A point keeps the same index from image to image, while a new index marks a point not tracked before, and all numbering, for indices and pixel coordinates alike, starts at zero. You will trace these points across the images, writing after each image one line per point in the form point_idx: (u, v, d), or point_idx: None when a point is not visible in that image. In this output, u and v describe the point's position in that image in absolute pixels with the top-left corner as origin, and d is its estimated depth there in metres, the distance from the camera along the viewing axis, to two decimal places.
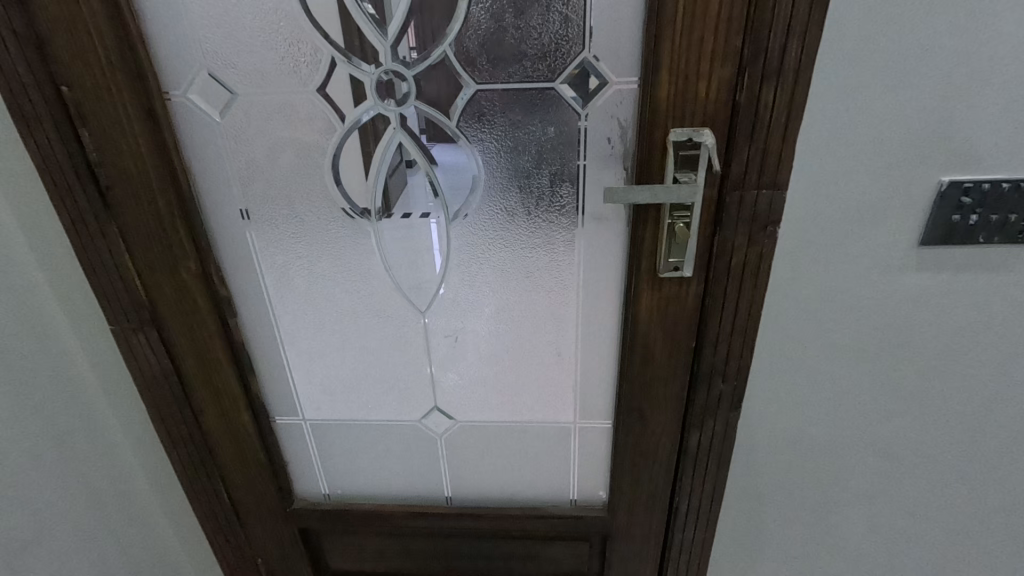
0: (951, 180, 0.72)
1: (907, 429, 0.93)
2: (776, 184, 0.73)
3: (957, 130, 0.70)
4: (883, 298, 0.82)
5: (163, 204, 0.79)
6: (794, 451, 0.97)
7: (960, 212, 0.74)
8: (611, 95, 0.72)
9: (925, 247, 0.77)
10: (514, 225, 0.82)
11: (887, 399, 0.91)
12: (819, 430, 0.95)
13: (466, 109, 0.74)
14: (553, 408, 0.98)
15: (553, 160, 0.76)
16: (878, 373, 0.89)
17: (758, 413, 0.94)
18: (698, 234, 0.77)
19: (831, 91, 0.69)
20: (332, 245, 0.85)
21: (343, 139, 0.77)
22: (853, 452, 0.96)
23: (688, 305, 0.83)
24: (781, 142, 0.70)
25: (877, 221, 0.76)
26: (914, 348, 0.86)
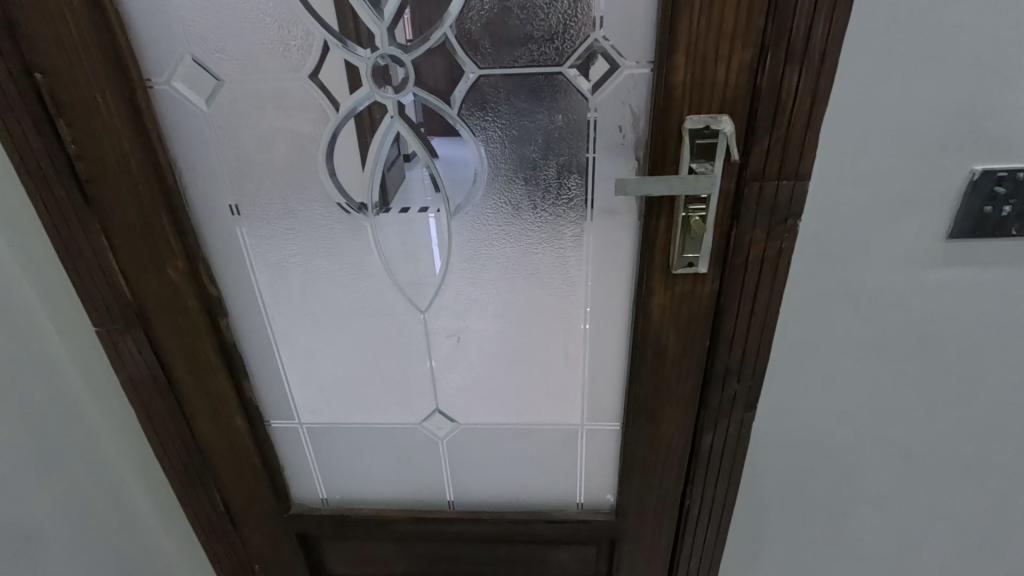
0: (985, 170, 0.68)
1: (927, 429, 0.90)
2: (798, 174, 0.69)
3: (993, 115, 0.65)
4: (907, 294, 0.78)
5: (148, 199, 0.75)
6: (810, 453, 0.94)
7: (993, 203, 0.70)
8: (623, 80, 0.68)
9: (954, 240, 0.73)
10: (519, 220, 0.78)
11: (907, 398, 0.87)
12: (836, 431, 0.91)
13: (468, 95, 0.69)
14: (560, 410, 0.95)
15: (560, 150, 0.72)
16: (900, 373, 0.85)
17: (773, 414, 0.90)
18: (714, 228, 0.73)
19: (859, 74, 0.64)
20: (327, 242, 0.80)
21: (337, 128, 0.72)
22: (870, 454, 0.93)
23: (703, 303, 0.79)
24: (805, 130, 0.66)
25: (903, 213, 0.72)
26: (938, 347, 0.82)
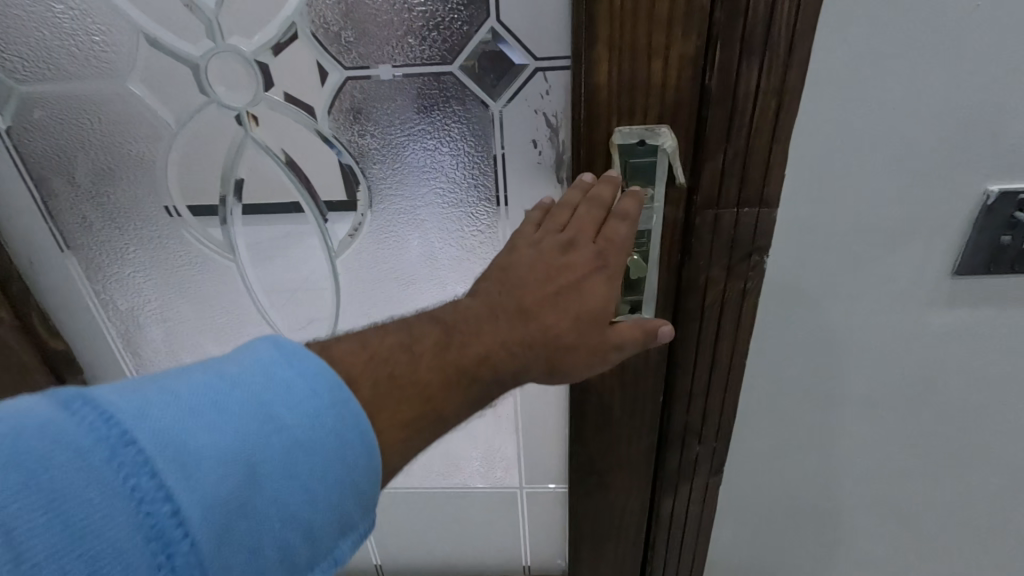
0: (1004, 191, 0.52)
1: (926, 491, 0.75)
2: (763, 199, 0.53)
3: (1014, 122, 0.50)
4: (903, 340, 0.63)
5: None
6: (789, 516, 0.80)
7: (1014, 233, 0.54)
8: (534, 81, 0.52)
9: (961, 276, 0.58)
10: (421, 258, 0.61)
11: (903, 457, 0.73)
12: (819, 493, 0.77)
13: (335, 104, 0.54)
14: (493, 469, 0.80)
15: (462, 170, 0.56)
16: (894, 428, 0.70)
17: (742, 474, 0.76)
18: (659, 266, 0.58)
19: (838, 70, 0.48)
20: (187, 286, 0.64)
21: (176, 147, 0.56)
22: (860, 519, 0.79)
23: (652, 354, 0.64)
24: (771, 143, 0.50)
25: (899, 245, 0.56)
26: (940, 399, 0.67)
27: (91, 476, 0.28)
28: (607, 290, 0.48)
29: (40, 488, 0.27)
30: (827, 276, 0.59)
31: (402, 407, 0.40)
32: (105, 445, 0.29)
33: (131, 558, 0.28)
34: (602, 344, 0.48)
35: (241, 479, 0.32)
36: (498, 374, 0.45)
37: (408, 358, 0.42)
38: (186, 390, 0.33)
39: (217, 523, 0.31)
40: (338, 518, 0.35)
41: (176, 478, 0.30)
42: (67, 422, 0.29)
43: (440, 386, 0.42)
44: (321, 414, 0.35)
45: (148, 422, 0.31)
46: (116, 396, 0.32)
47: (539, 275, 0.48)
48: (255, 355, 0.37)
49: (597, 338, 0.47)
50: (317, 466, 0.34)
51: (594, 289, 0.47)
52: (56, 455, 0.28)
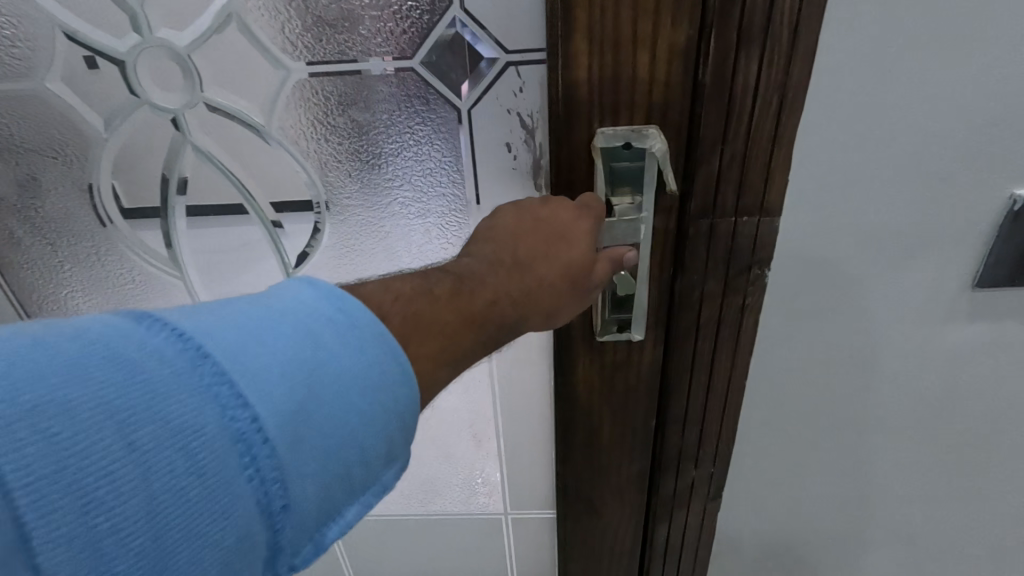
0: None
1: (961, 536, 0.66)
2: (764, 207, 0.48)
3: None
4: (925, 365, 0.56)
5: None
6: (802, 557, 0.71)
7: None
8: (505, 77, 0.46)
9: (986, 291, 0.52)
10: (389, 272, 0.55)
11: (934, 499, 0.64)
12: (836, 535, 0.68)
13: (285, 105, 0.48)
14: (476, 494, 0.75)
15: (428, 175, 0.50)
16: (920, 466, 0.62)
17: (749, 512, 0.68)
18: (650, 281, 0.52)
19: (851, 62, 0.42)
20: (131, 306, 0.58)
21: (108, 153, 0.51)
22: (884, 563, 0.70)
23: (643, 375, 0.59)
24: (773, 145, 0.45)
25: (916, 258, 0.50)
26: (972, 433, 0.60)
27: (176, 380, 0.25)
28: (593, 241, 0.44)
29: (131, 388, 0.24)
30: (838, 294, 0.52)
31: (426, 342, 0.36)
32: (185, 353, 0.26)
33: (219, 464, 0.25)
34: (580, 295, 0.44)
35: (311, 398, 0.29)
36: (498, 329, 0.40)
37: (425, 295, 0.37)
38: (249, 309, 0.30)
39: (294, 439, 0.28)
40: (391, 445, 0.32)
41: (255, 390, 0.27)
42: (143, 333, 0.26)
43: (461, 323, 0.38)
44: (371, 345, 0.31)
45: (217, 337, 0.28)
46: (185, 312, 0.29)
47: (526, 228, 0.43)
48: (303, 284, 0.32)
49: (577, 291, 0.44)
50: (374, 392, 0.31)
51: (578, 241, 0.43)
52: (140, 359, 0.25)
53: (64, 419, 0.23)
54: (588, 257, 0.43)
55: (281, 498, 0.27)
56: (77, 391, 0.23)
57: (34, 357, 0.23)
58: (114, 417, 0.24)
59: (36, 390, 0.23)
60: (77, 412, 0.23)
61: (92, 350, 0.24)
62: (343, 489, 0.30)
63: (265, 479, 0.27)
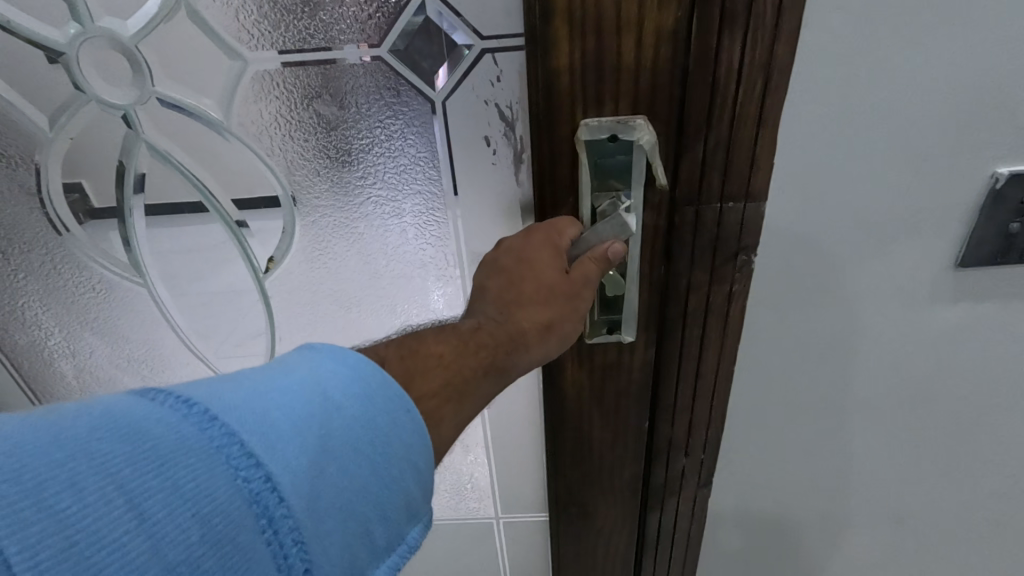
0: (1015, 174, 0.44)
1: (960, 523, 0.65)
2: (749, 193, 0.45)
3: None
4: (920, 356, 0.54)
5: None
6: (802, 550, 0.70)
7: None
8: (482, 66, 0.42)
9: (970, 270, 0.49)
10: (366, 277, 0.52)
11: (933, 490, 0.63)
12: (837, 528, 0.67)
13: (244, 103, 0.44)
14: (465, 499, 0.73)
15: (401, 172, 0.47)
16: (916, 457, 0.61)
17: (746, 508, 0.67)
18: (640, 281, 0.49)
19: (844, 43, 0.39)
20: (93, 314, 0.55)
21: (58, 154, 0.47)
22: (884, 554, 0.69)
23: (635, 377, 0.56)
24: (758, 131, 0.42)
25: (911, 249, 0.48)
26: (968, 421, 0.58)
27: (186, 445, 0.24)
28: (558, 255, 0.42)
29: (139, 456, 0.23)
30: (837, 288, 0.50)
31: (429, 377, 0.36)
32: (191, 420, 0.25)
33: (237, 525, 0.24)
34: (569, 303, 0.42)
35: (325, 453, 0.27)
36: (500, 349, 0.41)
37: (417, 338, 0.39)
38: (254, 373, 0.29)
39: (312, 496, 0.26)
40: (412, 500, 0.30)
41: (266, 447, 0.26)
42: (147, 406, 0.25)
43: (457, 352, 0.39)
44: (375, 394, 0.30)
45: (224, 398, 0.26)
46: (193, 383, 0.27)
47: (491, 271, 0.44)
48: (306, 348, 0.32)
49: (566, 301, 0.42)
50: (383, 444, 0.29)
51: (542, 260, 0.42)
52: (148, 426, 0.24)
53: (71, 493, 0.21)
54: (561, 272, 0.42)
55: (303, 561, 0.26)
56: (82, 465, 0.22)
57: (43, 432, 0.22)
58: (123, 486, 0.22)
59: (38, 468, 0.21)
60: (85, 485, 0.22)
61: (96, 425, 0.23)
62: (365, 547, 0.29)
63: (283, 542, 0.25)
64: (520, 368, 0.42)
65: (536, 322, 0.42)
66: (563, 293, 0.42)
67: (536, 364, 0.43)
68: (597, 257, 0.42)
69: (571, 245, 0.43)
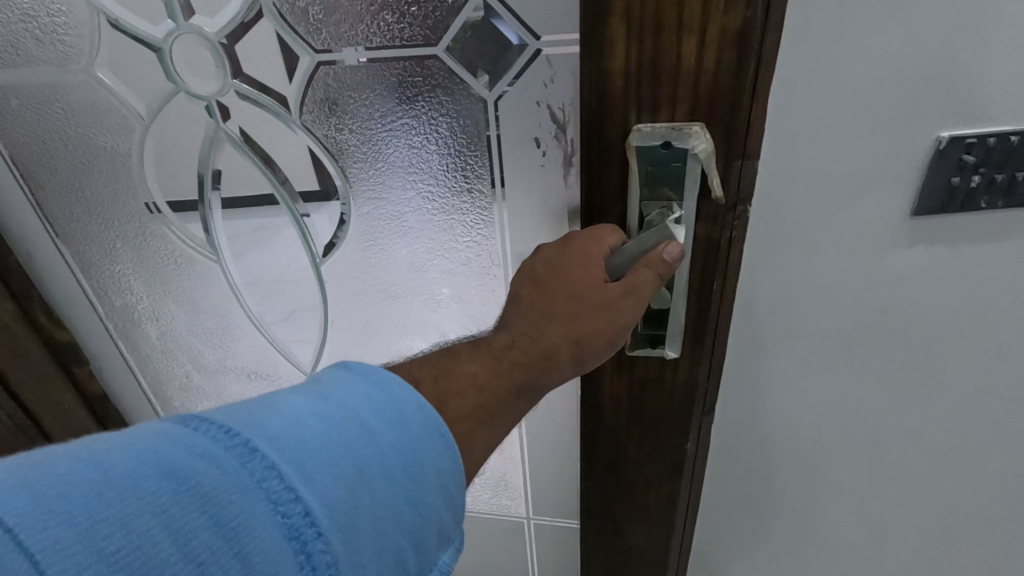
0: (955, 137, 0.41)
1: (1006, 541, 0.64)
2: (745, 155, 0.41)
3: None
4: (977, 363, 0.52)
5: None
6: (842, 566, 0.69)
7: (963, 176, 0.42)
8: (535, 66, 0.42)
9: (934, 235, 0.45)
10: (411, 269, 0.54)
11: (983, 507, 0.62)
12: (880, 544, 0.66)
13: (308, 95, 0.46)
14: (498, 495, 0.73)
15: (451, 171, 0.48)
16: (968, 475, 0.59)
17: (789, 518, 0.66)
18: (686, 296, 0.47)
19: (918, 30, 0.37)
20: (176, 286, 0.61)
21: (149, 139, 0.52)
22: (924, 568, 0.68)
23: (676, 393, 0.54)
24: (750, 107, 0.39)
25: (971, 249, 0.46)
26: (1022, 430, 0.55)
27: (228, 481, 0.24)
28: (596, 264, 0.41)
29: (183, 494, 0.23)
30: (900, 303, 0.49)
31: (463, 397, 0.36)
32: (233, 451, 0.25)
33: (276, 564, 0.23)
34: (606, 315, 0.41)
35: (362, 483, 0.27)
36: (532, 367, 0.40)
37: (450, 356, 0.39)
38: (291, 399, 0.29)
39: (346, 526, 0.26)
40: (443, 521, 0.31)
41: (305, 479, 0.25)
42: (190, 436, 0.25)
43: (489, 374, 0.39)
44: (409, 417, 0.30)
45: (263, 427, 0.26)
46: (229, 409, 0.27)
47: (524, 280, 0.43)
48: (341, 368, 0.32)
49: (601, 309, 0.41)
50: (416, 472, 0.29)
51: (576, 269, 0.41)
52: (191, 461, 0.24)
53: (119, 536, 0.21)
54: (598, 280, 0.41)
55: None
56: (130, 505, 0.22)
57: (90, 471, 0.22)
58: (169, 526, 0.22)
59: (88, 508, 0.21)
60: (133, 526, 0.21)
61: (142, 461, 0.23)
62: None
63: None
64: (551, 383, 0.42)
65: (565, 334, 0.41)
66: (598, 306, 0.41)
67: (574, 373, 0.42)
68: (653, 262, 0.40)
69: (610, 254, 0.42)
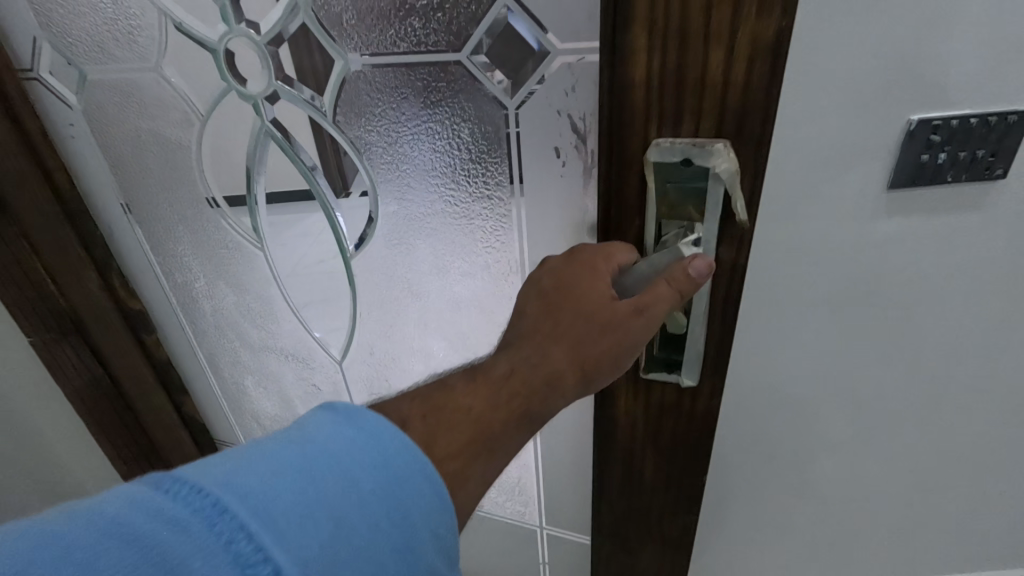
0: (923, 120, 0.42)
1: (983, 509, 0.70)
2: (759, 168, 0.37)
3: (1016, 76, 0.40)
4: (973, 350, 0.55)
5: (28, 211, 0.62)
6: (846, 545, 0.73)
7: (931, 154, 0.43)
8: (556, 75, 0.41)
9: (917, 219, 0.47)
10: (434, 270, 0.55)
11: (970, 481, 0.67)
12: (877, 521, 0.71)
13: (342, 98, 0.48)
14: (511, 500, 0.72)
15: (473, 177, 0.48)
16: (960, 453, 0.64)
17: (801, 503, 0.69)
18: (707, 322, 0.44)
19: (925, 30, 0.38)
20: (227, 269, 0.66)
21: (205, 133, 0.56)
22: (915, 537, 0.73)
23: (694, 421, 0.51)
24: (768, 117, 0.35)
25: (966, 241, 0.48)
26: (1014, 401, 0.59)
27: (193, 546, 0.23)
28: (605, 282, 0.39)
29: (144, 563, 0.22)
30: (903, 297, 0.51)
31: (454, 431, 0.34)
32: (200, 514, 0.24)
33: None
34: (615, 338, 0.39)
35: (339, 534, 0.26)
36: (531, 398, 0.38)
37: (443, 388, 0.37)
38: (269, 450, 0.28)
39: None
40: (434, 567, 0.30)
41: (275, 539, 0.25)
42: (158, 498, 0.24)
43: (484, 408, 0.37)
44: (392, 462, 0.29)
45: (236, 485, 0.25)
46: (205, 464, 0.27)
47: (531, 295, 0.42)
48: (325, 410, 0.31)
49: (610, 334, 0.39)
50: (399, 520, 0.28)
51: (583, 282, 0.40)
52: (156, 527, 0.23)
53: None
54: (608, 298, 0.39)
55: None
56: None
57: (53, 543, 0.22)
58: None
59: None
60: None
61: (107, 529, 0.23)
62: None
63: None
64: (549, 413, 0.40)
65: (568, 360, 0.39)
66: (606, 331, 0.39)
67: (577, 396, 0.41)
68: (676, 279, 0.37)
69: (619, 272, 0.40)
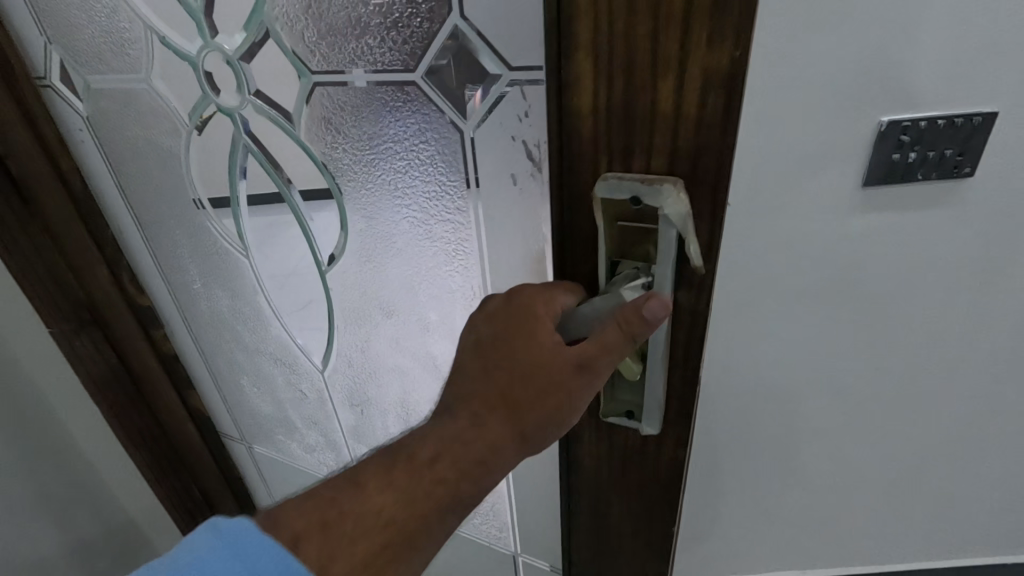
0: (893, 122, 0.55)
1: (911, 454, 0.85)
2: (716, 212, 0.33)
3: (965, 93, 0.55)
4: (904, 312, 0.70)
5: (49, 208, 0.66)
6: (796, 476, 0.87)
7: (901, 152, 0.57)
8: (509, 98, 0.39)
9: (886, 210, 0.61)
10: (403, 289, 0.53)
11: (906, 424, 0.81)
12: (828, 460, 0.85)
13: (310, 113, 0.47)
14: (487, 523, 0.70)
15: (433, 200, 0.46)
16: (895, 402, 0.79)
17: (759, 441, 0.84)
18: (666, 370, 0.40)
19: (886, 58, 0.52)
20: (220, 273, 0.67)
21: (192, 142, 0.57)
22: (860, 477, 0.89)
23: (662, 469, 0.47)
24: (723, 157, 0.32)
25: (906, 220, 0.63)
26: (939, 360, 0.74)
27: None
28: (546, 334, 0.36)
29: None
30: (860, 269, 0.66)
31: (359, 542, 0.35)
32: None
33: None
34: (559, 396, 0.36)
35: None
36: (462, 478, 0.36)
37: (355, 486, 0.36)
38: None
39: None
40: None
41: None
42: None
43: (399, 508, 0.36)
44: None
45: None
46: None
47: (468, 353, 0.39)
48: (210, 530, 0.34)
49: (552, 396, 0.36)
50: None
51: (520, 342, 0.36)
52: None
53: None
54: (548, 357, 0.36)
55: None
56: None
57: None
58: None
59: None
60: None
61: None
62: None
63: None
64: (493, 480, 0.38)
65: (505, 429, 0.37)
66: (545, 396, 0.36)
67: (529, 454, 0.38)
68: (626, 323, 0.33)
69: (563, 322, 0.37)
